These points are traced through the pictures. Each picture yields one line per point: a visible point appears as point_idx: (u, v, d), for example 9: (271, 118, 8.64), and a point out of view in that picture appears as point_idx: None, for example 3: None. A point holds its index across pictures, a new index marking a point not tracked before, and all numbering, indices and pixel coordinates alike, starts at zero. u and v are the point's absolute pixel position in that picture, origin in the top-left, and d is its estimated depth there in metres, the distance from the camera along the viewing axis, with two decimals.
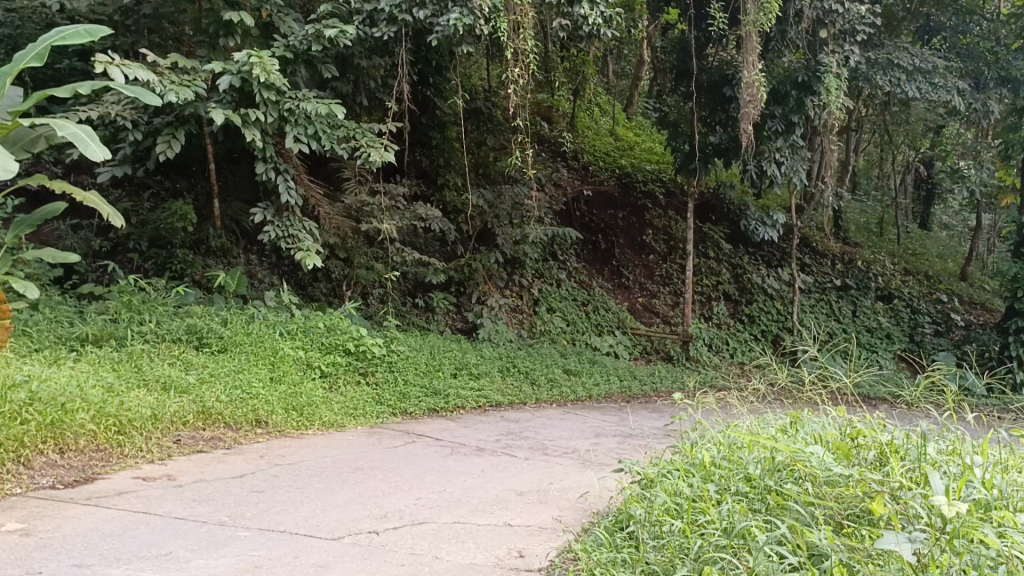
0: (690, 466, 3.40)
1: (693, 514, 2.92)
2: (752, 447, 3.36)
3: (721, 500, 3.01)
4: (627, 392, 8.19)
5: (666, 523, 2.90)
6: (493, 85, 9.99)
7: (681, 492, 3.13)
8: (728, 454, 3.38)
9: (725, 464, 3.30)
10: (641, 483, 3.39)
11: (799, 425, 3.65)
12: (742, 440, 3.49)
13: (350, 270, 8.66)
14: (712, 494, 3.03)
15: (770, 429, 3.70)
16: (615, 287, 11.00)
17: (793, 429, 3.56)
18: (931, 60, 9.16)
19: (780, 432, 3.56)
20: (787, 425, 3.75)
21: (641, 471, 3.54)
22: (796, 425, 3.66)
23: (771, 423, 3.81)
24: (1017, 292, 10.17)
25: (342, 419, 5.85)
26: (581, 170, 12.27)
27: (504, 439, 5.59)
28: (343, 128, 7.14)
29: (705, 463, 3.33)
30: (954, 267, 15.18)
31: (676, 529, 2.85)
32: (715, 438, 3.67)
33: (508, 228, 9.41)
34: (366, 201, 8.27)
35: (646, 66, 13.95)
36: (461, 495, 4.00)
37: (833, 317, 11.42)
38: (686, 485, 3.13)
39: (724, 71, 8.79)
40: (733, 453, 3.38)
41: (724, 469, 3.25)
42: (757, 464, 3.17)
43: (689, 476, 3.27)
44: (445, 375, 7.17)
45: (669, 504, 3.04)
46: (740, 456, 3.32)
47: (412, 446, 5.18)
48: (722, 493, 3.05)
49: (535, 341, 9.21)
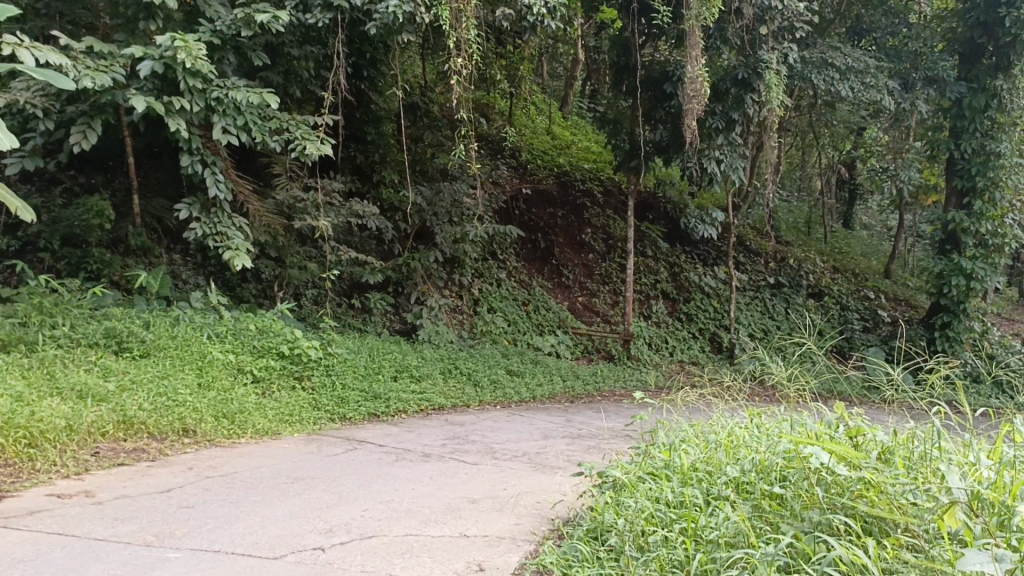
0: (671, 470, 3.22)
1: (679, 524, 2.73)
2: (737, 451, 3.19)
3: (707, 507, 2.83)
4: (571, 392, 8.03)
5: (651, 534, 2.69)
6: (429, 80, 9.75)
7: (664, 501, 2.94)
8: (713, 458, 3.21)
9: (708, 469, 3.12)
10: (617, 489, 3.19)
11: (780, 424, 3.51)
12: (720, 444, 3.33)
13: (281, 269, 8.32)
14: (700, 502, 2.84)
15: (750, 429, 3.55)
16: (555, 286, 10.86)
17: (776, 429, 3.41)
18: (863, 60, 9.22)
19: (763, 431, 3.40)
20: (753, 425, 3.63)
21: (605, 476, 3.36)
22: (777, 425, 3.51)
23: (748, 423, 3.66)
24: (942, 289, 10.34)
25: (277, 425, 5.50)
26: (519, 169, 12.12)
27: (449, 443, 5.34)
28: (275, 119, 6.79)
29: (687, 469, 3.16)
30: (878, 265, 15.54)
31: (664, 541, 2.65)
32: (694, 442, 3.50)
33: (447, 226, 9.17)
34: (299, 198, 7.93)
35: (581, 65, 13.92)
36: (411, 505, 3.75)
37: (768, 315, 11.49)
38: (669, 492, 2.94)
39: (663, 67, 8.73)
40: (716, 457, 3.21)
41: (710, 474, 3.07)
42: (745, 468, 3.00)
43: (672, 482, 3.09)
44: (385, 378, 6.88)
45: (650, 513, 2.85)
46: (726, 459, 3.15)
47: (353, 453, 4.89)
48: (711, 502, 2.86)
49: (476, 342, 8.97)
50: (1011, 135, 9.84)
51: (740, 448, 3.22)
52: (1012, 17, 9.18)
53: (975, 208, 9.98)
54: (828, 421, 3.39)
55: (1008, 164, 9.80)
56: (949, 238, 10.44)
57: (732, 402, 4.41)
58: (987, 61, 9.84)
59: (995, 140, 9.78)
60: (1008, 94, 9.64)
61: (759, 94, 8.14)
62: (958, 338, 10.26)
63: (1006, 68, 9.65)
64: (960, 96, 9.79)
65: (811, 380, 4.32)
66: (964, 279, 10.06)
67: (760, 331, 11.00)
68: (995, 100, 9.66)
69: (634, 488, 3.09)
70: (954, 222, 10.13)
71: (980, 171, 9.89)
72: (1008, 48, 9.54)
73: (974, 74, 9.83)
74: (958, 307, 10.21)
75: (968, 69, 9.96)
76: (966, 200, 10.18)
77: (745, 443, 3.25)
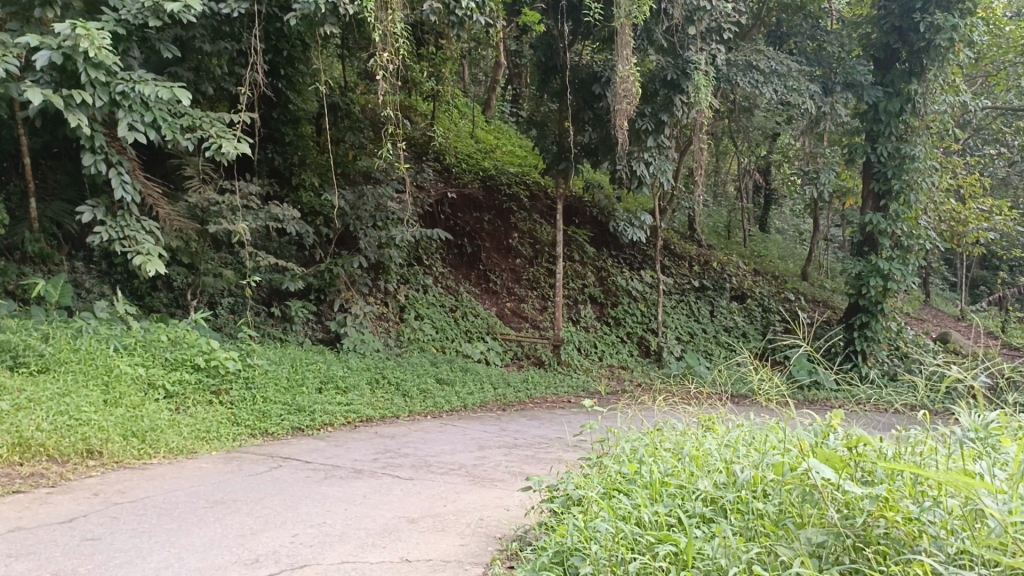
0: (645, 486, 3.01)
1: (662, 549, 2.51)
2: (714, 463, 3.01)
3: (694, 529, 2.61)
4: (503, 400, 7.80)
5: (629, 560, 2.47)
6: (351, 79, 9.45)
7: (641, 522, 2.73)
8: (688, 472, 3.02)
9: (685, 483, 2.93)
10: (586, 507, 2.96)
11: (753, 431, 3.34)
12: (691, 456, 3.14)
13: (195, 277, 7.85)
14: (684, 524, 2.62)
15: (722, 436, 3.37)
16: (482, 291, 10.64)
17: (750, 438, 3.23)
18: (785, 63, 9.41)
19: (738, 440, 3.23)
20: (708, 433, 3.48)
21: (561, 495, 3.17)
22: (750, 432, 3.34)
23: (714, 431, 3.49)
24: (861, 289, 10.54)
25: (193, 443, 5.10)
26: (444, 172, 11.89)
27: (381, 458, 5.05)
28: (187, 116, 6.35)
29: (663, 486, 2.96)
30: (795, 267, 15.88)
31: (645, 568, 2.44)
32: (663, 453, 3.31)
33: (371, 230, 8.83)
34: (213, 200, 7.49)
35: (504, 69, 13.82)
36: (345, 528, 3.46)
37: (694, 318, 11.51)
38: (645, 512, 2.74)
39: (591, 68, 8.65)
40: (693, 471, 3.02)
41: (689, 489, 2.87)
42: (728, 484, 2.81)
43: (648, 501, 2.88)
44: (309, 390, 6.51)
45: (624, 535, 2.63)
46: (703, 472, 2.96)
47: (277, 472, 4.56)
48: (693, 524, 2.65)
49: (404, 350, 8.66)
50: (923, 138, 10.14)
51: (718, 459, 3.04)
52: (925, 22, 9.44)
53: (891, 210, 10.23)
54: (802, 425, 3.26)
55: (921, 166, 10.08)
56: (867, 240, 10.69)
57: (681, 406, 4.27)
58: (901, 66, 10.12)
59: (909, 143, 10.05)
60: (921, 99, 9.92)
61: (687, 95, 8.15)
62: (876, 337, 10.49)
63: (919, 74, 9.92)
64: (876, 100, 10.02)
65: (781, 385, 4.23)
66: (882, 280, 10.30)
67: (686, 333, 11.03)
68: (909, 105, 9.92)
69: (606, 508, 2.87)
70: (872, 224, 10.35)
71: (896, 174, 10.14)
72: (920, 54, 9.82)
73: (889, 79, 10.09)
74: (876, 308, 10.45)
75: (882, 74, 10.23)
76: (883, 202, 10.43)
77: (723, 455, 3.07)
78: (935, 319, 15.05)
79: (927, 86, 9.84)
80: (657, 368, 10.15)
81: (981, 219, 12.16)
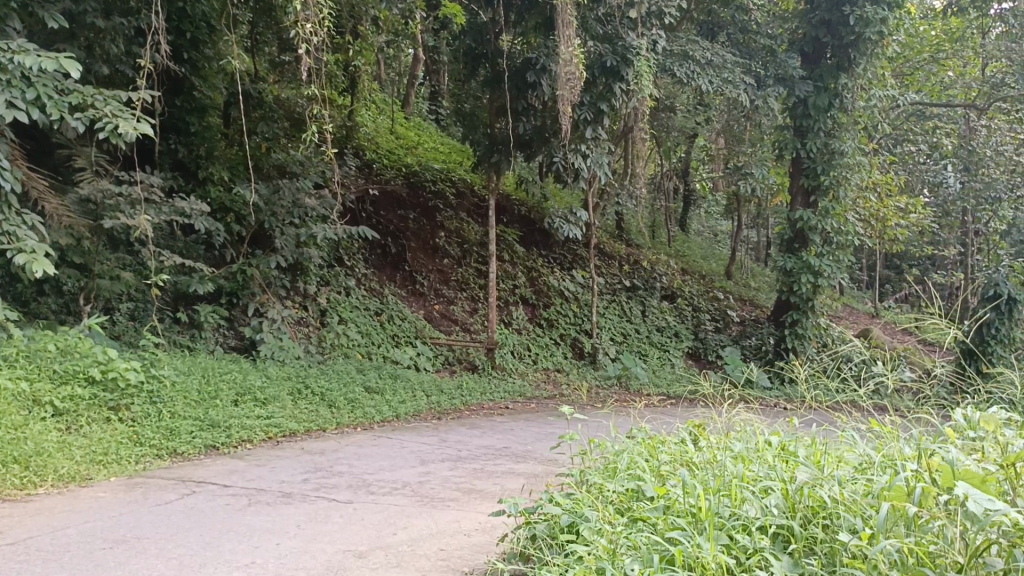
0: (672, 511, 2.55)
1: None
2: (757, 482, 2.61)
3: None
4: (437, 409, 7.24)
5: None
6: (262, 66, 8.73)
7: (682, 558, 2.23)
8: (721, 491, 2.60)
9: (727, 505, 2.51)
10: (594, 535, 2.45)
11: (778, 442, 2.99)
12: (725, 484, 2.65)
13: (89, 279, 7.01)
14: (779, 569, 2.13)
15: (739, 448, 2.99)
16: (408, 293, 10.03)
17: (781, 450, 2.88)
18: (720, 55, 9.26)
19: (767, 454, 2.86)
20: (704, 448, 3.03)
21: (546, 530, 2.66)
22: (774, 445, 2.98)
23: (720, 444, 3.08)
24: (792, 286, 10.42)
25: (87, 469, 4.36)
26: (364, 168, 11.22)
27: (312, 478, 4.43)
28: (77, 93, 5.50)
29: (696, 507, 2.52)
30: (719, 267, 15.81)
31: None
32: (673, 470, 2.88)
33: (288, 227, 8.12)
34: (109, 192, 6.68)
35: (423, 63, 13.23)
36: (277, 571, 2.85)
37: (626, 318, 11.17)
38: (711, 549, 2.22)
39: (525, 54, 8.20)
40: (731, 490, 2.61)
41: (736, 513, 2.44)
42: (788, 513, 2.42)
43: (685, 529, 2.42)
44: (224, 403, 5.80)
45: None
46: (747, 491, 2.55)
47: (190, 500, 3.88)
48: (758, 565, 2.22)
49: (326, 357, 7.99)
50: (851, 134, 10.12)
51: (757, 475, 2.65)
52: (855, 15, 9.37)
53: (821, 206, 10.16)
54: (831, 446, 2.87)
55: (850, 162, 10.06)
56: (797, 237, 10.60)
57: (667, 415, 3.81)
58: (828, 61, 10.04)
59: (838, 138, 10.01)
60: (848, 94, 9.87)
61: (627, 83, 7.82)
62: (807, 335, 10.47)
63: (847, 68, 9.84)
64: (806, 94, 9.92)
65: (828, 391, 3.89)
66: (813, 276, 10.22)
67: (620, 334, 10.69)
68: (836, 100, 9.86)
69: (631, 539, 2.37)
70: (801, 220, 10.22)
71: (824, 170, 10.07)
72: (849, 47, 9.72)
73: (818, 74, 10.00)
74: (808, 305, 10.39)
75: (812, 68, 10.13)
76: (812, 198, 10.35)
77: (760, 470, 2.68)
78: (853, 318, 15.28)
79: (855, 80, 9.79)
80: (592, 369, 9.77)
81: (901, 216, 12.32)
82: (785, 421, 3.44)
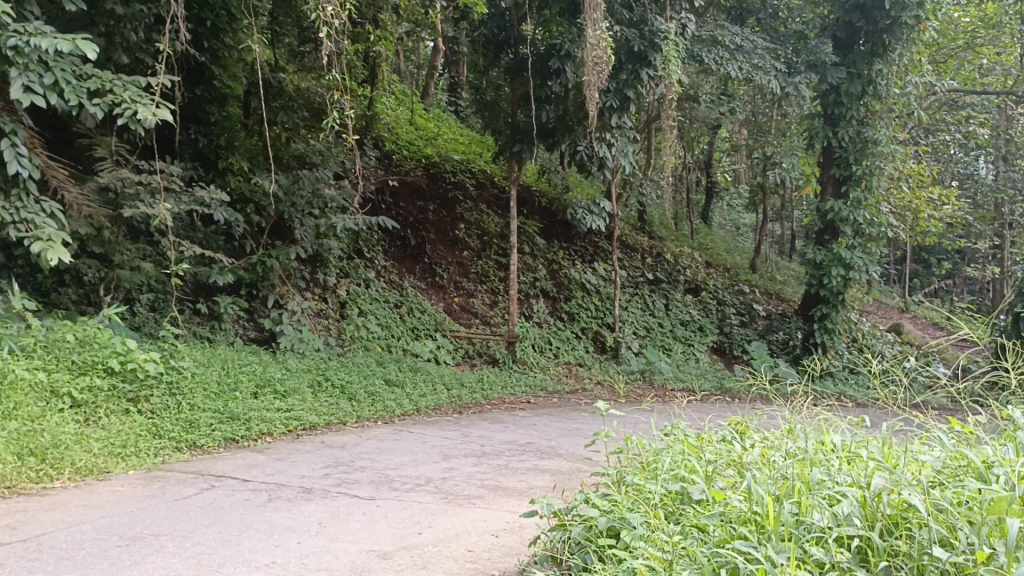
0: (735, 520, 2.32)
1: None
2: (827, 487, 2.37)
3: None
4: (458, 402, 7.11)
5: None
6: (282, 55, 8.61)
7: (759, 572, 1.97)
8: (788, 496, 2.36)
9: (793, 512, 2.26)
10: (647, 548, 2.22)
11: (840, 444, 2.78)
12: (786, 490, 2.40)
13: (108, 270, 6.93)
14: None
15: (798, 452, 2.77)
16: (429, 286, 9.91)
17: (848, 453, 2.66)
18: (751, 40, 9.08)
19: (835, 458, 2.63)
20: (747, 452, 2.85)
21: (582, 531, 2.52)
22: (837, 448, 2.77)
23: (776, 447, 2.88)
24: (822, 279, 10.21)
25: (104, 462, 4.27)
26: (385, 159, 11.11)
27: (334, 473, 4.31)
28: (95, 78, 5.40)
29: (761, 514, 2.27)
30: (743, 260, 15.57)
31: None
32: (727, 476, 2.67)
33: (308, 218, 8.01)
34: (128, 181, 6.58)
35: (445, 53, 13.10)
36: (298, 573, 2.72)
37: (649, 312, 10.99)
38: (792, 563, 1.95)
39: (550, 41, 8.03)
40: (798, 496, 2.37)
41: (807, 520, 2.20)
42: (866, 523, 2.17)
43: (749, 539, 2.18)
44: (244, 396, 5.69)
45: None
46: (816, 498, 2.31)
47: (209, 495, 3.77)
48: None
49: (346, 349, 7.88)
50: (884, 122, 9.91)
51: (827, 478, 2.42)
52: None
53: (852, 197, 9.94)
54: (890, 452, 2.68)
55: (883, 151, 9.85)
56: (827, 228, 10.39)
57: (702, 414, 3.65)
58: (862, 48, 9.84)
59: (871, 127, 9.81)
60: (882, 81, 9.65)
61: (655, 69, 7.68)
62: (836, 330, 10.28)
63: (881, 54, 9.63)
64: (839, 82, 9.68)
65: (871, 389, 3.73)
66: (844, 269, 10.00)
67: (643, 328, 10.52)
68: (870, 87, 9.67)
69: (688, 550, 2.14)
70: (833, 211, 10.06)
71: (857, 159, 9.90)
72: (883, 32, 9.52)
73: (851, 61, 9.78)
74: (837, 298, 10.19)
75: (844, 54, 9.92)
76: (843, 188, 10.15)
77: (830, 474, 2.45)
78: (880, 313, 15.03)
79: (890, 67, 9.57)
80: (615, 363, 9.61)
81: (933, 208, 12.06)
82: (828, 422, 3.27)
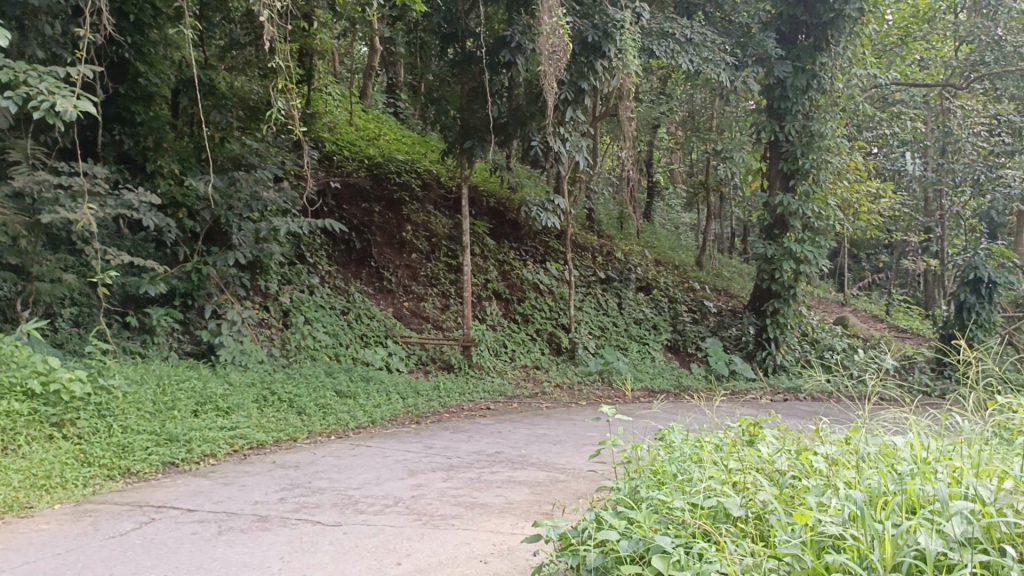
0: (824, 545, 2.02)
1: None
2: (923, 503, 2.12)
3: None
4: (415, 412, 6.70)
5: None
6: (213, 51, 8.07)
7: None
8: (878, 515, 2.09)
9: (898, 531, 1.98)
10: None
11: (896, 452, 2.54)
12: (880, 509, 2.12)
13: (26, 283, 6.31)
14: None
15: (856, 465, 2.51)
16: (376, 291, 9.48)
17: (925, 462, 2.42)
18: (699, 33, 8.93)
19: (911, 468, 2.38)
20: (793, 466, 2.55)
21: (605, 562, 2.18)
22: (902, 458, 2.52)
23: (814, 454, 2.62)
24: (774, 274, 10.09)
25: (26, 496, 3.76)
26: (325, 161, 10.59)
27: (289, 497, 3.88)
28: (8, 69, 4.85)
29: (858, 537, 1.99)
30: (689, 258, 15.48)
31: None
32: (785, 491, 2.37)
33: (247, 222, 7.50)
34: (48, 184, 6.00)
35: (382, 51, 12.61)
36: None
37: (602, 312, 10.73)
38: None
39: (498, 33, 7.70)
40: (891, 513, 2.10)
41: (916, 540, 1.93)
42: (989, 542, 1.92)
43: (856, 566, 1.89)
44: (184, 414, 5.19)
45: None
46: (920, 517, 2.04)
47: (148, 531, 3.31)
48: None
49: (292, 360, 7.40)
50: (831, 115, 9.86)
51: (917, 493, 2.16)
52: None
53: (801, 190, 9.87)
54: (966, 461, 2.44)
55: (829, 144, 9.83)
56: (777, 223, 10.27)
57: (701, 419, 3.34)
58: (804, 41, 9.78)
59: (817, 121, 9.77)
60: (825, 75, 9.59)
61: (609, 59, 7.46)
62: (789, 324, 10.15)
63: (823, 48, 9.56)
64: (784, 76, 9.56)
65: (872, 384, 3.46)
66: (794, 263, 9.91)
67: (599, 329, 10.24)
68: (814, 81, 9.56)
69: None
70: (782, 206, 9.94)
71: (804, 153, 9.79)
72: (827, 26, 9.49)
73: (796, 54, 9.64)
74: (789, 292, 10.11)
75: (788, 48, 9.84)
76: (791, 183, 10.06)
77: (917, 487, 2.19)
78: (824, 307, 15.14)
79: (834, 60, 9.54)
80: (572, 365, 9.34)
81: (874, 200, 12.15)
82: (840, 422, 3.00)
